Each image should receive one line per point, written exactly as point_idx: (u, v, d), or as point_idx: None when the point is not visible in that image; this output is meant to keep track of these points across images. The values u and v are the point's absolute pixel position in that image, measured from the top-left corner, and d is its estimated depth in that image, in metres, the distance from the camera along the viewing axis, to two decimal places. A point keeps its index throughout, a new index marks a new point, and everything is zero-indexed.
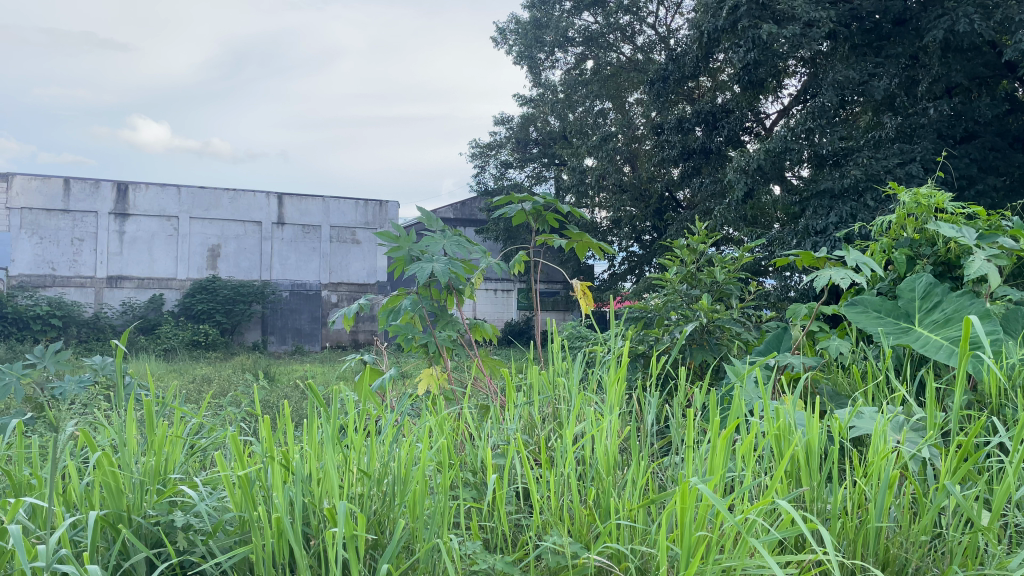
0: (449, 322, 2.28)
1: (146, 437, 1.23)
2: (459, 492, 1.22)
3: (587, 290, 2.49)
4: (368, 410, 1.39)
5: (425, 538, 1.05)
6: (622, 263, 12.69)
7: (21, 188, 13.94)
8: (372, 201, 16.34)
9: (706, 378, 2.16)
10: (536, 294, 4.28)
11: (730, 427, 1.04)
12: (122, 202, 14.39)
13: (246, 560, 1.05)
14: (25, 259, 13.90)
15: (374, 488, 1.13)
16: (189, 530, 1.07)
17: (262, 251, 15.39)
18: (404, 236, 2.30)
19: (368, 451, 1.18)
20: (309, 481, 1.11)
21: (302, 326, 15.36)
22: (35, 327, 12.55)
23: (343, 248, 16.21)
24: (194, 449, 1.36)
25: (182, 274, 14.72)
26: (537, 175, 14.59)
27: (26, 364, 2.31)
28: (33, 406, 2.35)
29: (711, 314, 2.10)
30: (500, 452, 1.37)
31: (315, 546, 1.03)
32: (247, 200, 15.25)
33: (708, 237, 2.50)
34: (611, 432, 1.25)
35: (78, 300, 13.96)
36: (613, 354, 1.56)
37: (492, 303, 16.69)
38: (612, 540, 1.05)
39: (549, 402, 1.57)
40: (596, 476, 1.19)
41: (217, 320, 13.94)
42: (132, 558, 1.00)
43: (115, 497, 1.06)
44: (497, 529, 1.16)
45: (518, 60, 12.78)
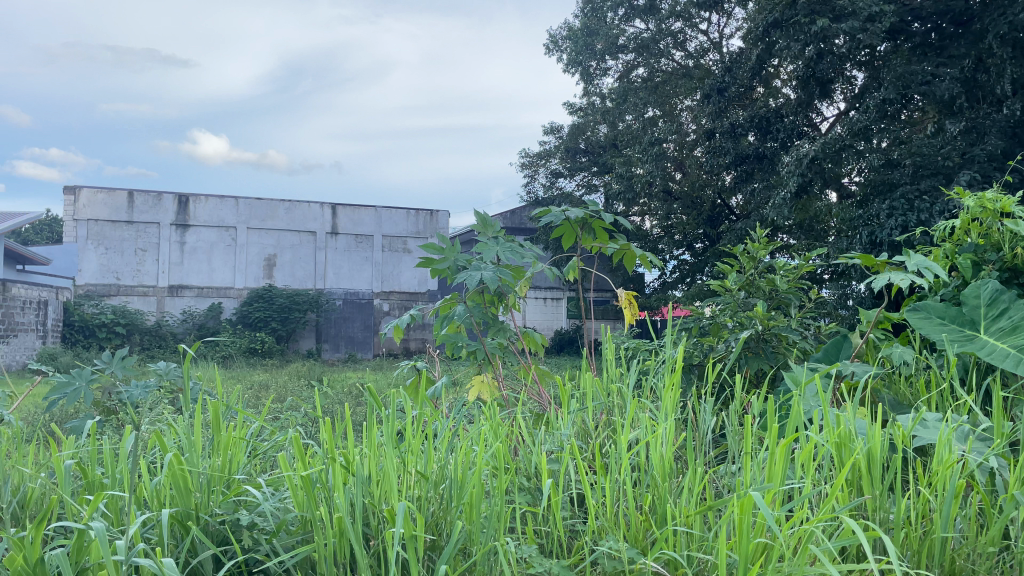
0: (501, 329, 2.29)
1: (211, 440, 1.28)
2: (514, 497, 1.23)
3: (634, 298, 2.48)
4: (423, 414, 1.41)
5: (482, 541, 1.06)
6: (674, 272, 12.40)
7: (87, 201, 14.44)
8: (423, 211, 16.53)
9: (763, 387, 2.13)
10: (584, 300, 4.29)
11: (790, 436, 1.03)
12: (183, 213, 14.83)
13: (308, 559, 1.08)
14: (91, 269, 14.40)
15: (432, 491, 1.16)
16: (254, 529, 1.11)
17: (317, 261, 15.72)
18: (450, 247, 2.31)
19: (425, 454, 1.21)
20: (369, 483, 1.13)
21: (354, 334, 15.43)
22: (100, 334, 12.97)
23: (394, 256, 16.41)
24: (256, 452, 1.40)
25: (240, 283, 15.10)
26: (587, 184, 14.59)
27: (95, 369, 2.38)
28: (102, 411, 2.42)
29: (767, 322, 2.08)
30: (555, 457, 1.37)
31: (374, 547, 1.05)
32: (302, 210, 15.60)
33: (766, 244, 2.48)
34: (666, 438, 1.25)
35: (141, 308, 14.41)
36: (668, 361, 1.55)
37: (542, 311, 16.72)
38: (668, 546, 1.04)
39: (604, 409, 1.56)
40: (653, 483, 1.19)
41: (273, 328, 14.24)
42: (200, 555, 1.04)
43: (184, 497, 1.11)
44: (553, 533, 1.16)
45: (569, 68, 12.79)
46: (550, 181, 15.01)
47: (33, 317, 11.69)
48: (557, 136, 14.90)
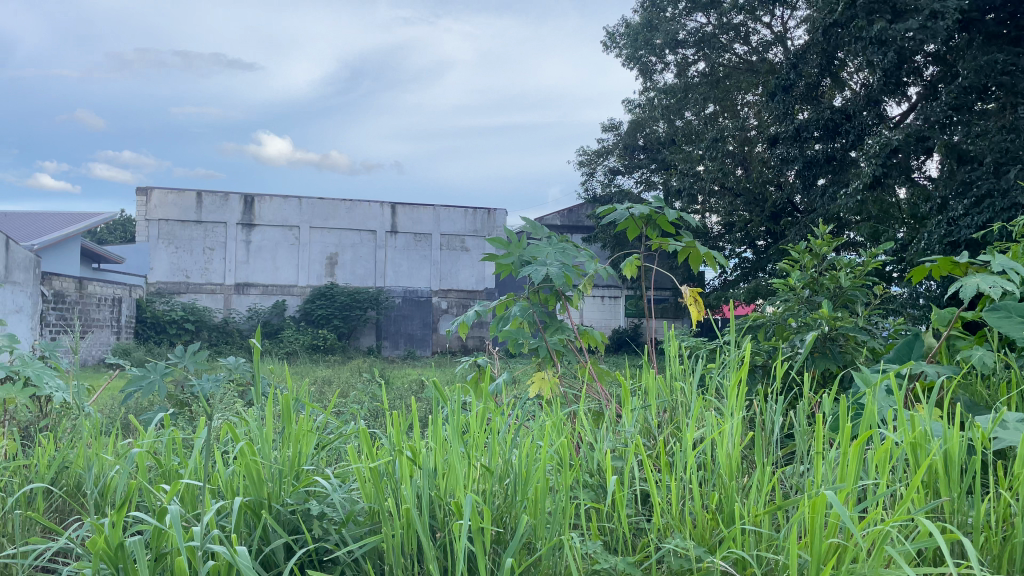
0: (560, 328, 2.28)
1: (282, 430, 1.32)
2: (578, 492, 1.23)
3: (699, 297, 2.44)
4: (487, 411, 1.42)
5: (547, 536, 1.06)
6: (734, 270, 12.30)
7: (158, 201, 14.95)
8: (480, 210, 16.61)
9: (830, 387, 2.08)
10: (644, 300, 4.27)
11: (862, 435, 1.00)
12: (248, 213, 15.24)
13: (377, 549, 1.10)
14: (162, 267, 14.91)
15: (497, 486, 1.17)
16: (323, 519, 1.13)
17: (376, 259, 15.95)
18: (516, 242, 2.33)
19: (490, 449, 1.22)
20: (436, 475, 1.15)
21: (413, 331, 15.59)
22: (171, 330, 13.44)
23: (452, 255, 16.53)
24: (324, 444, 1.43)
25: (303, 281, 15.44)
26: (646, 181, 14.47)
27: (169, 362, 2.46)
28: (176, 403, 2.49)
29: (833, 321, 2.03)
30: (618, 454, 1.36)
31: (441, 538, 1.06)
32: (362, 210, 15.87)
33: (831, 241, 2.41)
34: (733, 435, 1.23)
35: (210, 305, 14.85)
36: (734, 358, 1.51)
37: (599, 310, 16.67)
38: (737, 545, 1.03)
39: (667, 408, 1.54)
40: (719, 481, 1.18)
41: (335, 325, 14.55)
42: (272, 543, 1.07)
43: (257, 486, 1.15)
44: (617, 529, 1.15)
45: (628, 64, 12.72)
46: (608, 179, 14.91)
47: (108, 314, 12.16)
48: (616, 133, 14.79)
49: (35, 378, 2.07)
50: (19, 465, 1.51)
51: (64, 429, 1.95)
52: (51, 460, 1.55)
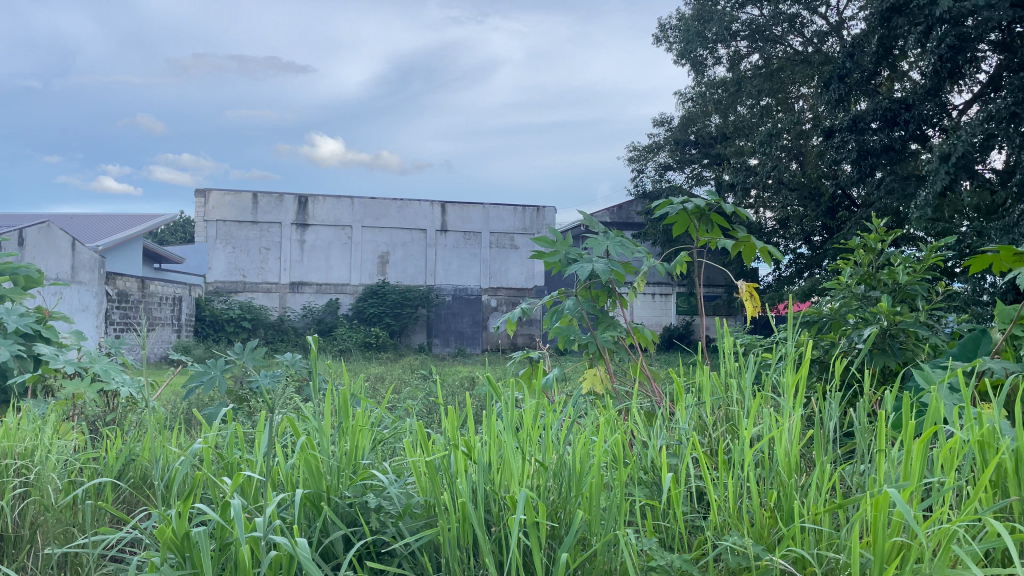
0: (612, 325, 2.26)
1: (339, 425, 1.34)
2: (633, 489, 1.22)
3: (755, 291, 2.40)
4: (540, 406, 1.42)
5: (602, 531, 1.06)
6: (789, 266, 12.11)
7: (216, 202, 15.32)
8: (530, 207, 16.61)
9: (891, 385, 2.03)
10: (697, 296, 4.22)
11: (927, 430, 0.98)
12: (303, 213, 15.52)
13: (432, 542, 1.11)
14: (220, 267, 15.26)
15: (552, 481, 1.17)
16: (381, 512, 1.16)
17: (427, 257, 16.07)
18: (561, 240, 2.32)
19: (544, 445, 1.22)
20: (491, 470, 1.16)
21: (463, 329, 15.73)
22: (229, 328, 13.78)
23: (502, 253, 16.54)
24: (379, 438, 1.45)
25: (355, 279, 15.67)
26: (697, 176, 14.30)
27: (229, 359, 2.51)
28: (235, 397, 2.55)
29: (892, 317, 1.99)
30: (673, 451, 1.35)
31: (497, 532, 1.07)
32: (413, 208, 16.04)
33: (887, 235, 2.36)
34: (792, 432, 1.21)
35: (265, 304, 15.17)
36: (791, 354, 1.48)
37: (650, 307, 16.54)
38: (796, 544, 1.01)
39: (723, 405, 1.51)
40: (778, 480, 1.16)
41: (386, 323, 14.75)
42: (332, 535, 1.09)
43: (316, 479, 1.18)
44: (672, 527, 1.15)
45: (680, 58, 12.61)
46: (658, 175, 14.78)
47: (169, 313, 12.52)
48: (667, 128, 14.64)
49: (102, 374, 2.16)
50: (90, 456, 1.56)
51: (131, 423, 2.01)
52: (119, 452, 1.59)
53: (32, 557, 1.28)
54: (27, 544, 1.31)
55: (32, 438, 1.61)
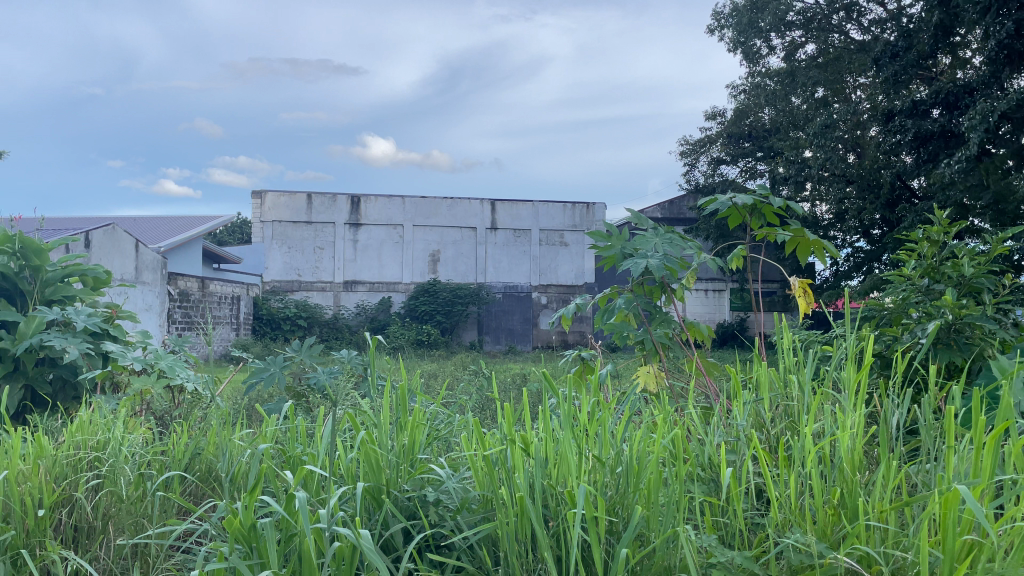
0: (665, 320, 2.23)
1: (397, 420, 1.36)
2: (691, 486, 1.21)
3: (809, 288, 2.35)
4: (595, 401, 1.41)
5: (663, 527, 1.06)
6: (847, 260, 11.82)
7: (272, 203, 15.61)
8: (580, 204, 16.52)
9: (958, 380, 1.97)
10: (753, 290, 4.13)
11: (1000, 426, 0.95)
12: (355, 213, 15.76)
13: (490, 536, 1.13)
14: (277, 267, 15.52)
15: (609, 477, 1.17)
16: (439, 506, 1.18)
17: (478, 256, 16.13)
18: (616, 235, 2.30)
19: (601, 441, 1.23)
20: (548, 465, 1.16)
21: (514, 326, 15.87)
22: (285, 327, 14.07)
23: (551, 250, 16.47)
24: (436, 435, 1.47)
25: (407, 278, 15.85)
26: (750, 170, 14.06)
27: (288, 355, 2.57)
28: (293, 393, 2.61)
29: (958, 312, 1.93)
30: (731, 448, 1.34)
31: (554, 527, 1.08)
32: (463, 207, 16.13)
33: (951, 227, 2.28)
34: (855, 430, 1.19)
35: (320, 302, 15.43)
36: (852, 349, 1.44)
37: (703, 304, 16.33)
38: (861, 542, 1.00)
39: (782, 402, 1.47)
40: (842, 476, 1.13)
41: (438, 320, 14.89)
42: (392, 528, 1.11)
43: (375, 472, 1.20)
44: (732, 523, 1.13)
45: (732, 48, 12.45)
46: (711, 169, 14.59)
47: (228, 311, 12.82)
48: (720, 121, 14.44)
49: (169, 370, 2.24)
50: (158, 449, 1.60)
51: (197, 418, 2.07)
52: (185, 446, 1.64)
53: (104, 547, 1.32)
54: (100, 535, 1.35)
55: (104, 432, 1.66)
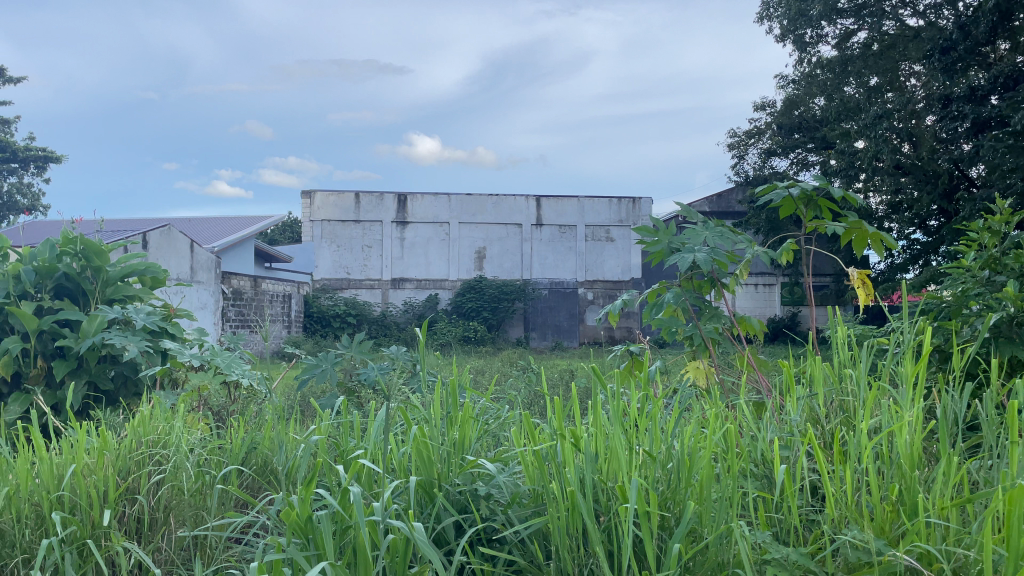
0: (715, 315, 2.20)
1: (448, 416, 1.38)
2: (744, 482, 1.20)
3: (867, 279, 2.30)
4: (646, 396, 1.41)
5: (714, 521, 1.05)
6: (902, 252, 11.52)
7: (321, 202, 15.82)
8: (626, 198, 16.38)
9: (1021, 373, 1.90)
10: (809, 281, 4.04)
11: None
12: (402, 211, 15.92)
13: (541, 531, 1.13)
14: (326, 265, 15.76)
15: (659, 471, 1.17)
16: (490, 500, 1.18)
17: (523, 252, 16.14)
18: (663, 230, 2.28)
19: (651, 435, 1.22)
20: (599, 460, 1.17)
21: (560, 322, 15.87)
22: (335, 324, 14.29)
23: (597, 246, 16.38)
24: (486, 430, 1.48)
25: (453, 275, 15.96)
26: (802, 162, 13.80)
27: (339, 352, 2.59)
28: (345, 389, 2.64)
29: (1020, 304, 1.87)
30: (785, 445, 1.32)
31: (605, 522, 1.08)
32: (509, 203, 16.14)
33: (1013, 217, 2.21)
34: (912, 425, 1.17)
35: (369, 300, 15.61)
36: (907, 342, 1.41)
37: (753, 298, 16.10)
38: (920, 539, 0.98)
39: (837, 398, 1.44)
40: (900, 472, 1.11)
41: (484, 317, 14.98)
42: (443, 522, 1.13)
43: (427, 466, 1.21)
44: (786, 520, 1.12)
45: (782, 37, 12.27)
46: (762, 161, 14.37)
47: (280, 309, 13.07)
48: (769, 113, 14.19)
49: (225, 366, 2.30)
50: (216, 444, 1.65)
51: (253, 414, 2.11)
52: (242, 440, 1.68)
53: (166, 539, 1.35)
54: (162, 526, 1.38)
55: (164, 425, 1.71)
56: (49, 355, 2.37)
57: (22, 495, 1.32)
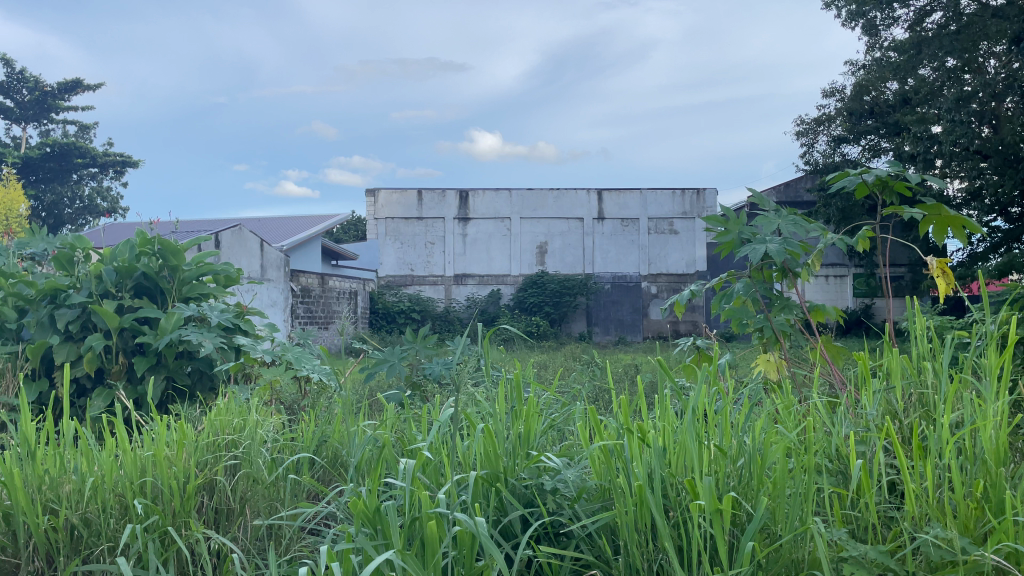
0: (787, 306, 2.14)
1: (513, 410, 1.38)
2: (819, 477, 1.17)
3: (947, 267, 2.21)
4: (713, 388, 1.37)
5: (788, 520, 1.03)
6: (982, 240, 11.04)
7: (385, 201, 16.06)
8: (689, 190, 16.12)
9: None
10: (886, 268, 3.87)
11: None
12: (464, 208, 16.03)
13: (609, 526, 1.13)
14: (390, 262, 16.01)
15: (731, 467, 1.14)
16: (557, 495, 1.18)
17: (585, 246, 16.05)
18: (733, 219, 2.22)
19: (721, 430, 1.20)
20: (667, 455, 1.15)
21: (623, 317, 15.75)
22: (400, 320, 14.51)
23: (661, 238, 16.16)
24: (551, 425, 1.48)
25: (516, 270, 15.98)
26: (874, 148, 13.35)
27: (404, 347, 2.62)
28: (411, 383, 2.66)
29: None
30: (860, 439, 1.27)
31: (675, 517, 1.06)
32: (570, 197, 16.08)
33: None
34: (999, 421, 1.12)
35: (432, 296, 15.81)
36: (989, 334, 1.34)
37: (823, 290, 15.68)
38: (1010, 539, 0.94)
39: (915, 391, 1.39)
40: (986, 467, 1.07)
41: (547, 312, 15.01)
42: (511, 514, 1.14)
43: (492, 461, 1.21)
44: (863, 517, 1.09)
45: (851, 20, 11.90)
46: (831, 149, 13.96)
47: (347, 306, 13.34)
48: (839, 99, 13.73)
49: (296, 361, 2.36)
50: (289, 437, 1.69)
51: (323, 407, 2.16)
52: (313, 434, 1.71)
53: (243, 528, 1.40)
54: (239, 517, 1.42)
55: (240, 418, 1.76)
56: (129, 351, 2.47)
57: (107, 485, 1.37)
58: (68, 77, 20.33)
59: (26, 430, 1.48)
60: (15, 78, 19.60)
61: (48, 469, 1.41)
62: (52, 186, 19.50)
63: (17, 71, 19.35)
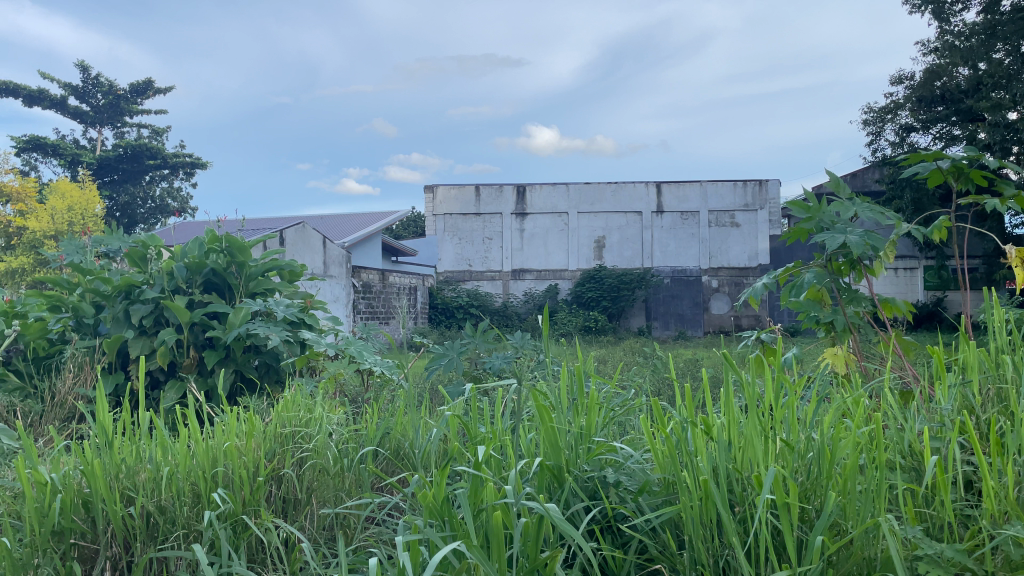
0: (858, 298, 2.08)
1: (575, 404, 1.38)
2: (890, 473, 1.14)
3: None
4: (777, 379, 1.34)
5: (860, 514, 1.00)
6: None
7: (443, 197, 16.30)
8: (751, 181, 15.81)
9: None
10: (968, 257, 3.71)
11: None
12: (521, 202, 16.12)
13: (672, 520, 1.11)
14: (449, 258, 16.24)
15: (799, 462, 1.12)
16: (620, 487, 1.18)
17: (644, 240, 15.91)
18: (814, 205, 2.15)
19: (788, 423, 1.18)
20: (733, 448, 1.13)
21: (684, 311, 15.52)
22: (459, 315, 14.59)
23: (721, 232, 15.89)
24: (613, 417, 1.48)
25: (573, 265, 15.96)
26: (946, 135, 12.83)
27: (464, 341, 2.63)
28: (471, 377, 2.67)
29: None
30: (934, 435, 1.23)
31: (741, 512, 1.04)
32: (628, 191, 15.93)
33: None
34: None
35: (490, 291, 15.91)
36: None
37: (892, 283, 15.22)
38: None
39: (996, 383, 1.33)
40: None
41: (604, 306, 14.88)
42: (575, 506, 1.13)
43: (556, 451, 1.22)
44: (937, 514, 1.05)
45: (920, 5, 11.52)
46: (900, 137, 13.49)
47: (407, 301, 13.48)
48: (907, 85, 13.26)
49: (358, 355, 2.40)
50: (354, 429, 1.72)
51: (386, 400, 2.20)
52: (376, 427, 1.74)
53: (309, 518, 1.43)
54: (305, 506, 1.45)
55: (306, 410, 1.81)
56: (200, 345, 2.56)
57: (181, 473, 1.41)
58: (141, 80, 21.13)
59: (102, 417, 1.54)
60: (92, 83, 20.50)
61: (125, 457, 1.46)
62: (126, 187, 20.31)
63: (93, 76, 20.21)
